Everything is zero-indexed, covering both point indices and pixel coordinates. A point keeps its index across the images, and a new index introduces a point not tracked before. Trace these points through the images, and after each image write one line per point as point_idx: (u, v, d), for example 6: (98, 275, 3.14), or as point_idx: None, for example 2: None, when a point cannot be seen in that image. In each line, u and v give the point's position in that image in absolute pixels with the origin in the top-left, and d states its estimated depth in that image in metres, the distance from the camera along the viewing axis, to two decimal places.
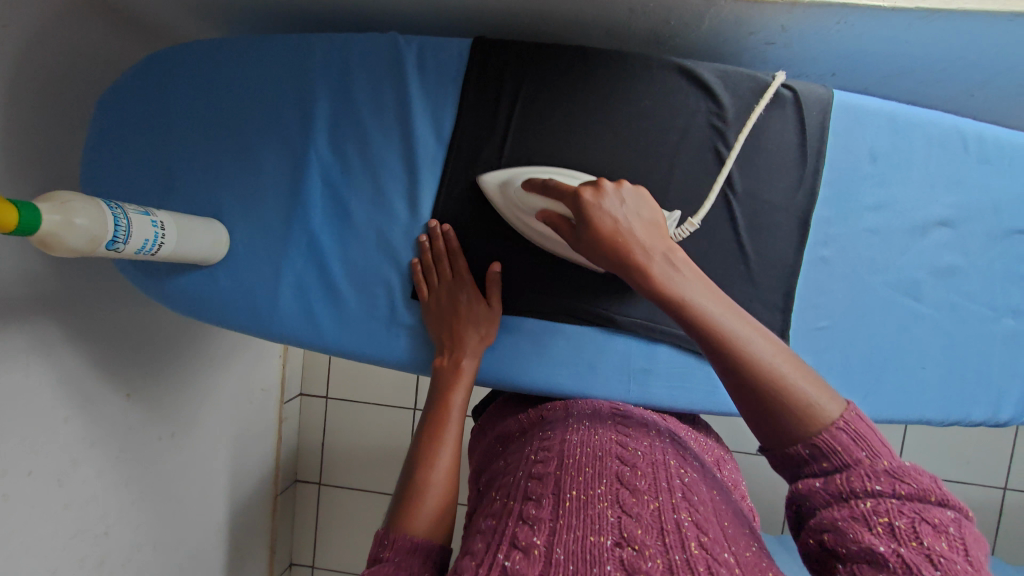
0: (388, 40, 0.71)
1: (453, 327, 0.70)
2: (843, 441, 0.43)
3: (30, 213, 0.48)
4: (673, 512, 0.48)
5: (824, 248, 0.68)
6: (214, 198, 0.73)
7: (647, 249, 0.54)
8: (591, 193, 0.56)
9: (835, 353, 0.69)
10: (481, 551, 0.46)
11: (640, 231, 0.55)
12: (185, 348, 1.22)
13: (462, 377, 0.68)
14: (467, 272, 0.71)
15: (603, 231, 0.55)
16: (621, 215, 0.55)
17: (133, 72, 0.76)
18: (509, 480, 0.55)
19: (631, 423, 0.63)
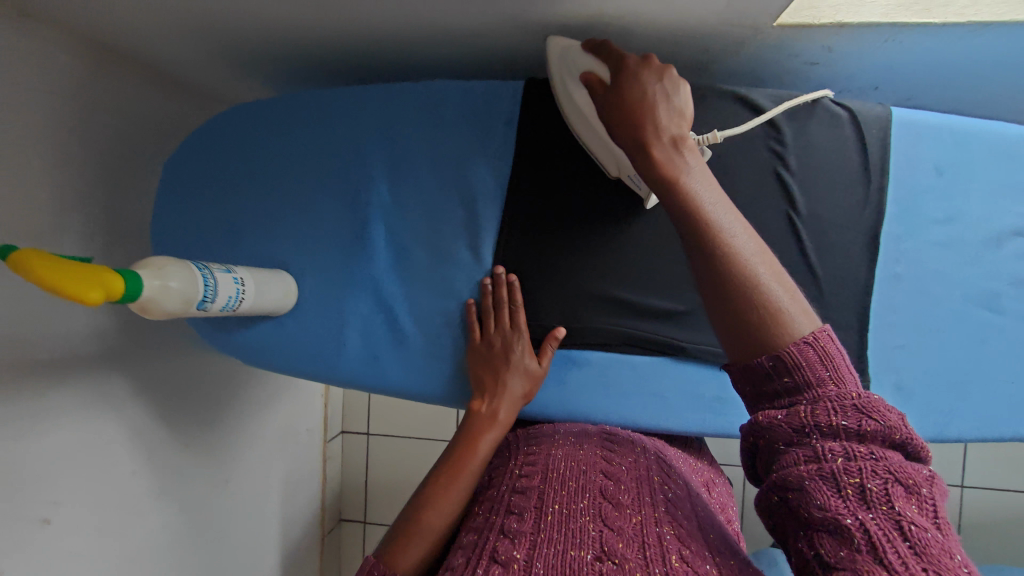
0: (440, 88, 0.73)
1: (500, 374, 0.69)
2: (812, 359, 0.43)
3: (132, 280, 0.50)
4: (655, 525, 0.52)
5: (895, 265, 0.67)
6: (277, 249, 0.75)
7: (659, 131, 0.52)
8: (638, 66, 0.55)
9: (915, 370, 0.67)
10: (461, 566, 0.51)
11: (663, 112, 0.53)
12: (237, 393, 1.22)
13: (494, 430, 0.66)
14: (525, 330, 0.70)
15: (632, 101, 0.54)
16: (658, 91, 0.54)
17: (197, 135, 0.80)
18: (495, 495, 0.60)
19: (619, 436, 0.67)
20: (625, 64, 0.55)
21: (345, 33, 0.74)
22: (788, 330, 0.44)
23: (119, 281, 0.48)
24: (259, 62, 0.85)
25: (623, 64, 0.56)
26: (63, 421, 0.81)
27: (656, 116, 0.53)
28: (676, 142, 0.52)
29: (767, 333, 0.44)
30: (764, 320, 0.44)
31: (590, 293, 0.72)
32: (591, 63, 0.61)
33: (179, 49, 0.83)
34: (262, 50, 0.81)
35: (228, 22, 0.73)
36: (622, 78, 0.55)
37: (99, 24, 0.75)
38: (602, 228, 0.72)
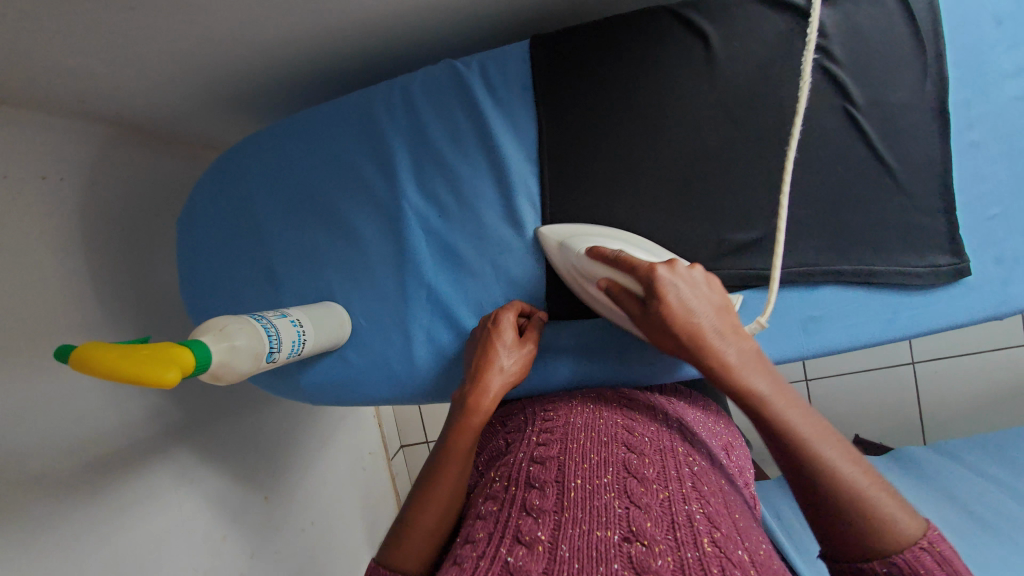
0: (448, 68, 0.69)
1: (476, 361, 0.63)
2: (927, 566, 0.44)
3: (199, 349, 0.47)
4: (684, 503, 0.49)
5: (971, 132, 0.63)
6: (321, 279, 0.72)
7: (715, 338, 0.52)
8: (669, 271, 0.54)
9: (1015, 237, 0.63)
10: (484, 543, 0.47)
11: (710, 316, 0.53)
12: (301, 434, 1.20)
13: (472, 420, 0.59)
14: (511, 313, 0.66)
15: (676, 316, 0.52)
16: (692, 296, 0.53)
17: (208, 182, 0.76)
18: (512, 462, 0.57)
19: (640, 407, 0.64)
20: (655, 273, 0.53)
21: (331, 37, 0.68)
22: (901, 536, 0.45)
23: (188, 354, 0.45)
24: (244, 92, 0.80)
25: (650, 273, 0.53)
26: (146, 505, 0.78)
27: (704, 329, 0.52)
28: (733, 350, 0.52)
29: (880, 546, 0.45)
30: (879, 532, 0.45)
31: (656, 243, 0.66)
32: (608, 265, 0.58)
33: (160, 99, 0.78)
34: (248, 79, 0.76)
35: (205, 55, 0.68)
36: (655, 289, 0.53)
37: (73, 93, 0.70)
38: (655, 169, 0.66)
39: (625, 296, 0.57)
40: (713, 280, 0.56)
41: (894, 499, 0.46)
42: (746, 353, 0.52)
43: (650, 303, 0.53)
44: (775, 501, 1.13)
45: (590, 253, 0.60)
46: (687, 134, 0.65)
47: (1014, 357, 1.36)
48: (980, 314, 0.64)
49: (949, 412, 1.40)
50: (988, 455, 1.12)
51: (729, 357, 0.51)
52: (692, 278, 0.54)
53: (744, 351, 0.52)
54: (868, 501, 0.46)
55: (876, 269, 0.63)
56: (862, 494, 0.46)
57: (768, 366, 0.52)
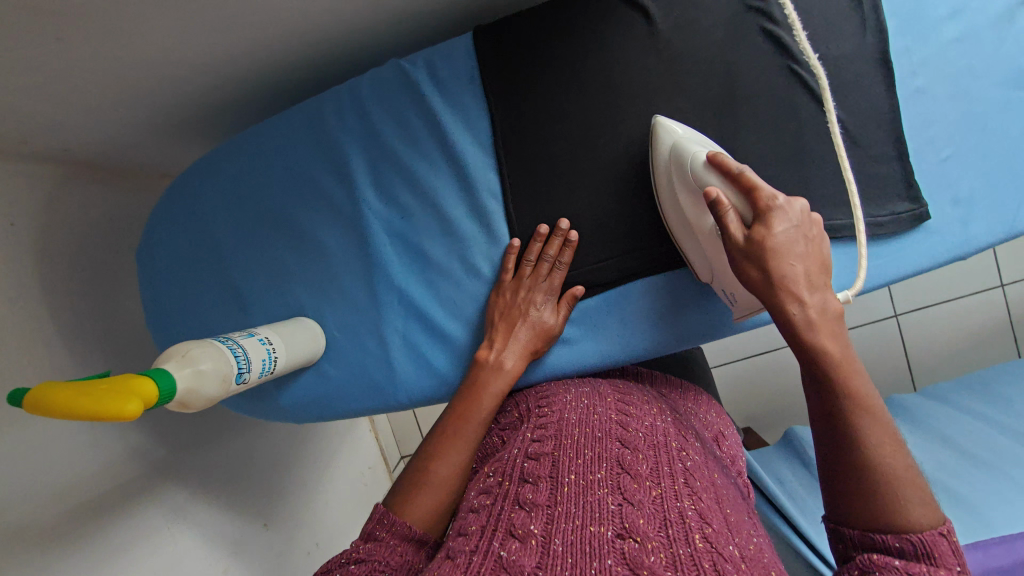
0: (394, 68, 0.68)
1: (512, 325, 0.65)
2: (944, 552, 0.43)
3: (162, 378, 0.46)
4: (676, 501, 0.48)
5: (915, 78, 0.63)
6: (291, 295, 0.71)
7: (812, 283, 0.51)
8: (788, 206, 0.52)
9: (970, 178, 0.64)
10: (476, 536, 0.47)
11: (813, 264, 0.51)
12: (303, 452, 1.19)
13: (500, 387, 0.64)
14: (552, 276, 0.67)
15: (777, 250, 0.51)
16: (800, 240, 0.52)
17: (165, 210, 0.75)
18: (505, 458, 0.56)
19: (633, 402, 0.64)
20: (771, 202, 0.52)
21: (272, 48, 0.67)
22: (920, 522, 0.44)
23: (150, 384, 0.44)
24: (196, 115, 0.79)
25: (766, 202, 0.52)
26: (138, 548, 0.77)
27: (797, 274, 0.50)
28: (819, 304, 0.50)
29: (883, 522, 0.45)
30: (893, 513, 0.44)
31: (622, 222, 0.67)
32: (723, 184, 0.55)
33: (111, 133, 0.77)
34: (194, 101, 0.75)
35: (148, 83, 0.67)
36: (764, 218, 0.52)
37: (12, 136, 0.69)
38: (612, 148, 0.66)
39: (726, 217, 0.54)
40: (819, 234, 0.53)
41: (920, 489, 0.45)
42: (831, 307, 0.51)
43: (752, 232, 0.52)
44: (776, 466, 1.15)
45: (704, 168, 0.57)
46: (640, 110, 0.65)
47: (991, 297, 1.39)
48: (944, 257, 0.64)
49: (934, 358, 1.43)
50: (976, 395, 1.14)
51: (815, 306, 0.50)
52: (803, 222, 0.52)
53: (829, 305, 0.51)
54: (890, 487, 0.45)
55: (839, 223, 0.63)
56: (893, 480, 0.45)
57: (844, 337, 0.50)
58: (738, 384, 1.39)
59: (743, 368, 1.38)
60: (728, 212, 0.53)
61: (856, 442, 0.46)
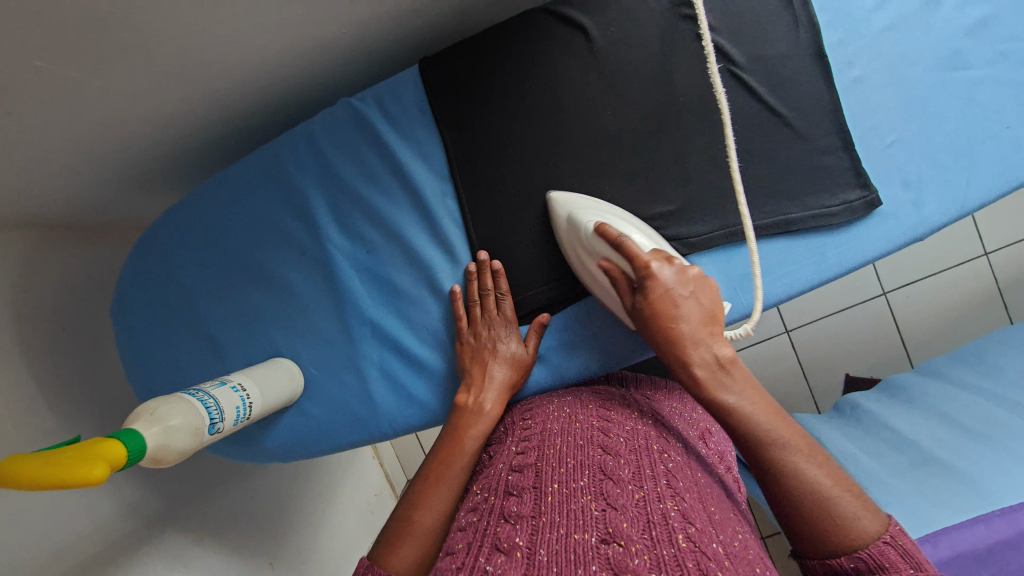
0: (345, 108, 0.69)
1: (483, 362, 0.66)
2: (893, 559, 0.44)
3: (131, 439, 0.47)
4: (658, 502, 0.47)
5: (852, 69, 0.65)
6: (266, 337, 0.72)
7: (698, 337, 0.55)
8: (663, 271, 0.57)
9: (916, 160, 0.65)
10: (462, 553, 0.44)
11: (695, 318, 0.56)
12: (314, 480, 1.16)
13: (480, 424, 0.63)
14: (507, 306, 0.68)
15: (659, 316, 0.56)
16: (683, 297, 0.57)
17: (136, 266, 0.76)
18: (492, 475, 0.55)
19: (614, 409, 0.63)
20: (649, 271, 0.57)
21: (226, 99, 0.69)
22: (862, 535, 0.46)
23: (117, 446, 0.44)
24: (165, 169, 0.81)
25: (643, 272, 0.57)
26: None
27: (685, 331, 0.56)
28: (706, 357, 0.55)
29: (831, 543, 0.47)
30: (838, 531, 0.46)
31: None
32: (612, 252, 0.60)
33: (82, 195, 0.79)
34: (156, 155, 0.76)
35: (110, 144, 0.69)
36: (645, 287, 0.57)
37: None
38: (565, 166, 0.67)
39: (622, 284, 0.60)
40: (700, 284, 0.58)
41: (857, 500, 0.48)
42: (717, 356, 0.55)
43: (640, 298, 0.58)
44: None
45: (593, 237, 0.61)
46: (587, 125, 0.66)
47: (974, 267, 1.39)
48: (902, 238, 0.64)
49: (926, 332, 1.42)
50: (969, 367, 1.14)
51: (701, 360, 0.55)
52: (683, 279, 0.58)
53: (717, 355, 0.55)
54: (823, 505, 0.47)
55: (795, 216, 0.64)
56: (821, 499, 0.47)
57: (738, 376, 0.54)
58: None
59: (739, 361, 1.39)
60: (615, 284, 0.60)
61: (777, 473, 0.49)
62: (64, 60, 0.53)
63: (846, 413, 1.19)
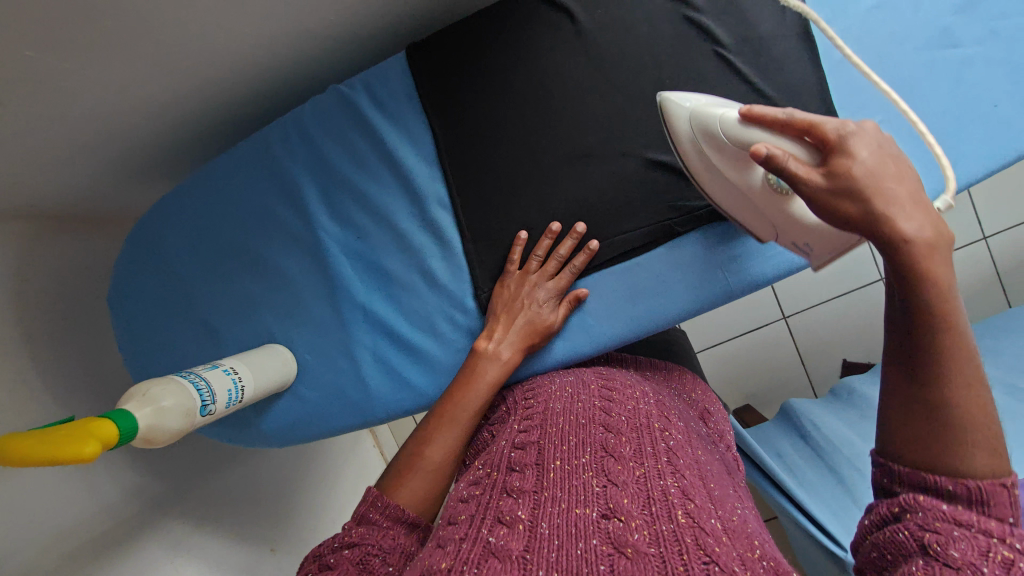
0: (334, 94, 0.70)
1: (516, 316, 0.65)
2: (1000, 501, 0.40)
3: (123, 419, 0.48)
4: (659, 479, 0.46)
5: (839, 49, 0.65)
6: (259, 323, 0.73)
7: (913, 205, 0.44)
8: (859, 130, 0.47)
9: (904, 140, 0.64)
10: (465, 525, 0.45)
11: (904, 183, 0.45)
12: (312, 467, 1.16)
13: (496, 375, 0.63)
14: (561, 274, 0.66)
15: (869, 177, 0.44)
16: (884, 158, 0.45)
17: (131, 256, 0.77)
18: (493, 450, 0.54)
19: (617, 388, 0.62)
20: (842, 128, 0.46)
21: (216, 88, 0.70)
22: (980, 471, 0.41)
23: (108, 426, 0.46)
24: (159, 157, 0.81)
25: (833, 133, 0.46)
26: None
27: (895, 198, 0.44)
28: (922, 224, 0.43)
29: (943, 461, 0.42)
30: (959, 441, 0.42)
31: (571, 216, 0.67)
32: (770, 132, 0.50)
33: (77, 185, 0.79)
34: (149, 145, 0.77)
35: (103, 134, 0.70)
36: (838, 146, 0.46)
37: None
38: (554, 147, 0.67)
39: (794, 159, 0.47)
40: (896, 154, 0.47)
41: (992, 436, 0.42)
42: (928, 222, 0.44)
43: (831, 167, 0.46)
44: (775, 441, 1.14)
45: (740, 127, 0.53)
46: (575, 108, 0.66)
47: (972, 252, 1.39)
48: None
49: None
50: None
51: (915, 223, 0.43)
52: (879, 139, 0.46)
53: (931, 220, 0.44)
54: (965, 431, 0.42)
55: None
56: (963, 417, 0.42)
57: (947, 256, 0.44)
58: (733, 362, 1.41)
59: (737, 346, 1.41)
60: (789, 160, 0.47)
61: (941, 365, 0.43)
62: (51, 51, 0.53)
63: (841, 397, 1.16)
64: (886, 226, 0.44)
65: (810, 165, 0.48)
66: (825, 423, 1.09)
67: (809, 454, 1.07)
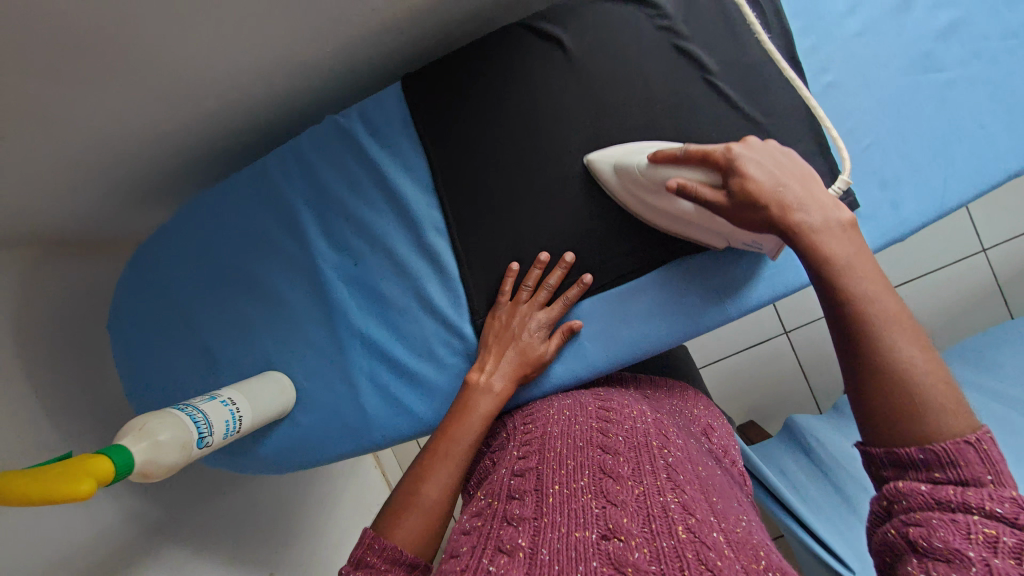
0: (331, 123, 0.71)
1: (508, 347, 0.65)
2: (971, 461, 0.39)
3: (120, 455, 0.48)
4: (658, 496, 0.46)
5: (826, 73, 0.66)
6: (257, 349, 0.73)
7: (806, 202, 0.50)
8: (743, 149, 0.53)
9: (892, 160, 0.65)
10: (466, 555, 0.44)
11: (794, 183, 0.51)
12: (313, 488, 1.15)
13: (491, 406, 0.62)
14: (553, 304, 0.67)
15: (763, 189, 0.50)
16: (770, 167, 0.52)
17: (131, 283, 0.78)
18: (494, 480, 0.54)
19: (614, 408, 0.61)
20: (729, 152, 0.52)
21: (217, 118, 0.71)
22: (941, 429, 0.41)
23: (105, 462, 0.46)
24: (159, 185, 0.83)
25: (723, 155, 0.53)
26: None
27: (790, 198, 0.50)
28: (823, 214, 0.50)
29: (902, 434, 0.42)
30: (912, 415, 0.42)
31: (563, 239, 0.68)
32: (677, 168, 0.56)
33: (78, 212, 0.80)
34: (149, 173, 0.78)
35: (104, 163, 0.71)
36: (732, 170, 0.52)
37: None
38: (547, 172, 0.68)
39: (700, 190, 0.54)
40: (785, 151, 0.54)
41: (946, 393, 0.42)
42: (825, 210, 0.50)
43: (730, 187, 0.52)
44: (778, 458, 1.12)
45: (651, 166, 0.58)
46: (567, 134, 0.67)
47: (973, 264, 1.39)
48: (882, 239, 0.65)
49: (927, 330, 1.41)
50: (968, 362, 1.12)
51: (812, 218, 0.49)
52: (761, 152, 0.53)
53: (828, 207, 0.50)
54: (923, 396, 0.42)
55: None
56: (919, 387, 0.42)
57: (854, 233, 0.50)
58: (734, 377, 1.41)
59: (738, 360, 1.40)
60: (697, 189, 0.54)
61: (873, 344, 0.44)
62: (53, 85, 0.55)
63: (841, 411, 1.14)
64: (789, 230, 0.50)
65: (715, 188, 0.54)
66: (828, 438, 1.08)
67: (812, 470, 1.06)
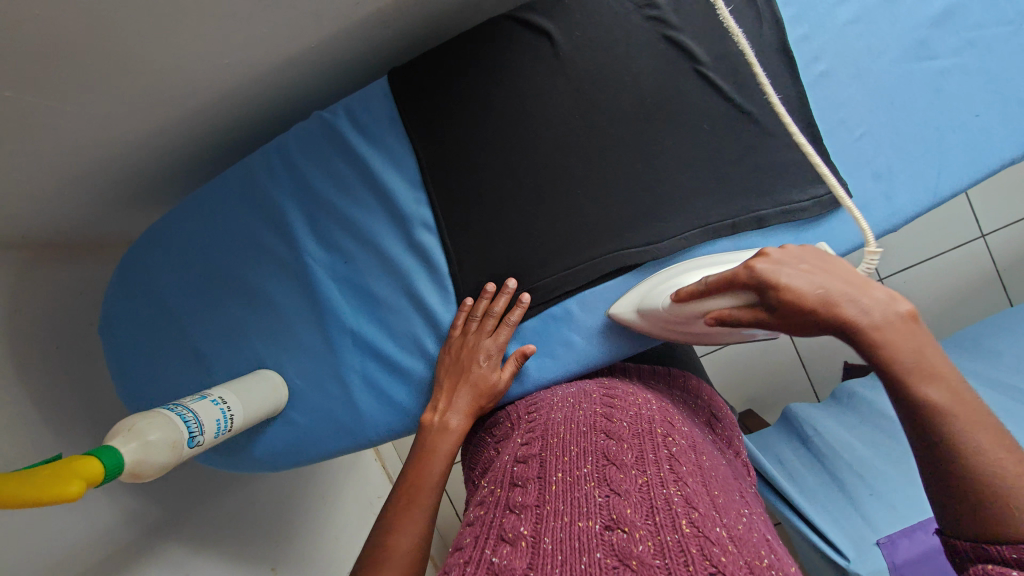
0: (317, 121, 0.71)
1: (461, 382, 0.65)
2: None
3: (108, 456, 0.48)
4: (662, 487, 0.45)
5: (818, 63, 0.65)
6: (249, 350, 0.73)
7: (861, 300, 0.44)
8: (768, 262, 0.48)
9: (885, 151, 0.64)
10: (470, 546, 0.45)
11: (839, 284, 0.45)
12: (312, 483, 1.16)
13: (448, 444, 0.63)
14: (500, 333, 0.67)
15: (803, 298, 0.45)
16: (802, 272, 0.47)
17: (121, 285, 0.78)
18: (498, 467, 0.54)
19: (619, 396, 0.61)
20: (750, 270, 0.48)
21: (204, 117, 0.71)
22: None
23: (93, 463, 0.46)
24: (147, 185, 0.82)
25: (747, 275, 0.49)
26: None
27: (837, 294, 0.44)
28: (879, 309, 0.44)
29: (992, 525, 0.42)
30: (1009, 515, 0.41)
31: (552, 235, 0.67)
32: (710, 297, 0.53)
33: (67, 215, 0.80)
34: (138, 174, 0.78)
35: (93, 165, 0.71)
36: (764, 286, 0.47)
37: None
38: (536, 168, 0.67)
39: (741, 315, 0.50)
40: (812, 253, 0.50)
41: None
42: (880, 301, 0.44)
43: (770, 303, 0.47)
44: (777, 447, 1.12)
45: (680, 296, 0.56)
46: (556, 128, 0.67)
47: (972, 250, 1.38)
48: (874, 231, 0.64)
49: (925, 317, 1.40)
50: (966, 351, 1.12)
51: (870, 313, 0.44)
52: (787, 260, 0.49)
53: (881, 300, 0.44)
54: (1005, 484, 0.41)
55: (738, 217, 0.65)
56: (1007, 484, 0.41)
57: (917, 325, 0.44)
58: (731, 368, 1.40)
59: (735, 351, 1.40)
60: (732, 314, 0.51)
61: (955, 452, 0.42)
62: (39, 91, 0.54)
63: (841, 402, 1.13)
64: (854, 331, 0.44)
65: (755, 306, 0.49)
66: (828, 428, 1.07)
67: (811, 461, 1.05)
